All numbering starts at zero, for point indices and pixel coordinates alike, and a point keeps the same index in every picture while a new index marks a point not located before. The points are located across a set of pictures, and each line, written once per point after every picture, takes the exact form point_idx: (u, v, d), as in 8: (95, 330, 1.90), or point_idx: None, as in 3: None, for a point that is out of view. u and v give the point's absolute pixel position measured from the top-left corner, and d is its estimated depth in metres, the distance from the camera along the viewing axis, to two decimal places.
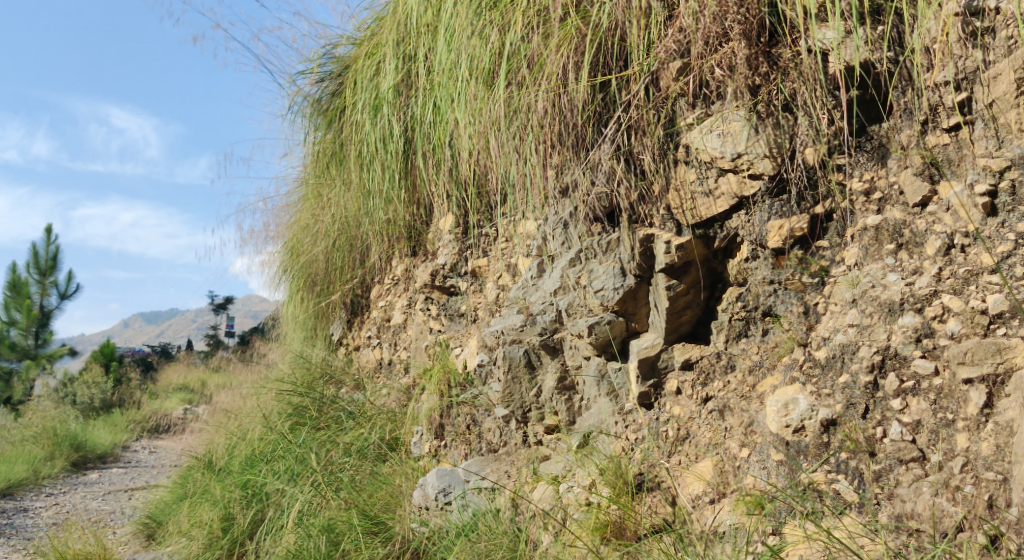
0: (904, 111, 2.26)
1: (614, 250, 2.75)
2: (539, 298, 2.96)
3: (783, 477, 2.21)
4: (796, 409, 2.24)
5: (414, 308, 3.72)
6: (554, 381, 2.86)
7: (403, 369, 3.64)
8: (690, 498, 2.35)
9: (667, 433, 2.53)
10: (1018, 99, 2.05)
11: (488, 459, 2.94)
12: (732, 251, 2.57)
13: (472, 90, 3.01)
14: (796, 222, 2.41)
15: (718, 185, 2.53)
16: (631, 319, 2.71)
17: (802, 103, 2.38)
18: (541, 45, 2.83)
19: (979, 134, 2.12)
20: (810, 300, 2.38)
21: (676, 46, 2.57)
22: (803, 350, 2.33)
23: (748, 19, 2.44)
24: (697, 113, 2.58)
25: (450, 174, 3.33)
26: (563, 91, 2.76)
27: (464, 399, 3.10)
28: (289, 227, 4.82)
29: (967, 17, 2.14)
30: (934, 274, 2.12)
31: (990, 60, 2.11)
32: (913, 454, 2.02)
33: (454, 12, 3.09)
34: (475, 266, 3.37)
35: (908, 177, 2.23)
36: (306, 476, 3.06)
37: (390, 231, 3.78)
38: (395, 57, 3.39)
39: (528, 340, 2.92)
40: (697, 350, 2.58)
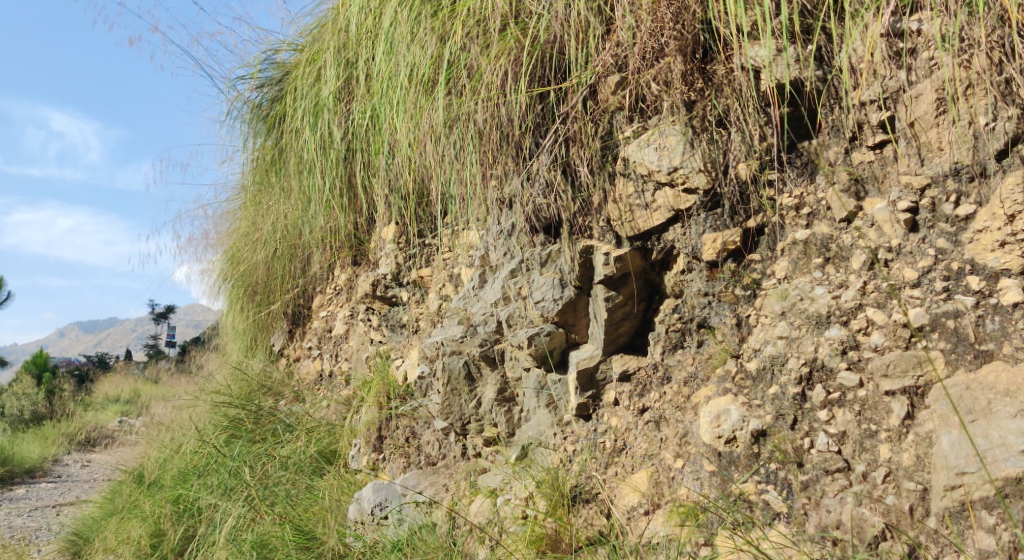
0: (832, 129, 2.32)
1: (554, 261, 2.76)
2: (479, 309, 2.94)
3: (716, 487, 2.22)
4: (728, 420, 2.27)
5: (355, 318, 3.68)
6: (493, 393, 2.83)
7: (343, 381, 3.58)
8: (625, 510, 2.34)
9: (604, 444, 2.53)
10: (938, 119, 2.12)
11: (426, 472, 2.90)
12: (668, 263, 2.60)
13: (412, 98, 2.98)
14: (729, 235, 2.44)
15: (655, 198, 2.56)
16: (570, 330, 2.72)
17: (734, 119, 2.41)
18: (480, 55, 2.83)
19: (902, 152, 2.18)
20: (742, 312, 2.41)
21: (613, 60, 2.60)
22: (735, 361, 2.36)
23: (683, 35, 2.46)
24: (635, 127, 2.60)
25: (390, 182, 3.27)
26: (502, 102, 2.77)
27: (404, 411, 3.07)
28: (229, 235, 4.71)
29: (892, 38, 2.20)
30: (859, 287, 2.17)
31: (912, 80, 2.17)
32: (838, 465, 2.05)
33: (394, 20, 3.07)
34: (417, 276, 3.33)
35: (835, 193, 2.28)
36: (239, 491, 3.02)
37: (331, 240, 3.73)
38: (335, 64, 3.35)
39: (467, 352, 2.90)
40: (634, 361, 2.60)
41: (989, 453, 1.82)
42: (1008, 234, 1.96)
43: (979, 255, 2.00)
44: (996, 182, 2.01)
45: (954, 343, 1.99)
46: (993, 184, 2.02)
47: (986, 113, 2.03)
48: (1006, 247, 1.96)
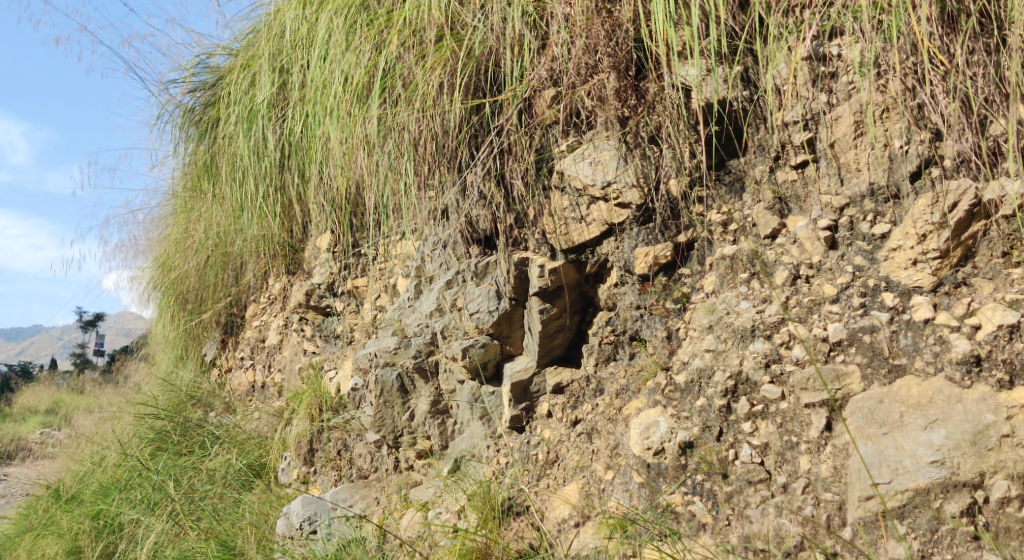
0: (758, 148, 2.38)
1: (490, 273, 2.75)
2: (415, 320, 2.91)
3: (644, 499, 2.24)
4: (657, 432, 2.30)
5: (289, 328, 3.61)
6: (426, 406, 2.80)
7: (276, 393, 3.51)
8: (556, 522, 2.33)
9: (537, 456, 2.52)
10: (856, 141, 2.19)
11: (357, 486, 2.84)
12: (602, 276, 2.63)
13: (346, 106, 2.93)
14: (660, 250, 2.48)
15: (590, 212, 2.58)
16: (505, 342, 2.73)
17: (666, 135, 2.44)
18: (416, 65, 2.80)
19: (823, 172, 2.25)
20: (672, 325, 2.45)
21: (547, 74, 2.61)
22: (665, 373, 2.39)
23: (616, 52, 2.49)
24: (570, 141, 2.62)
25: (324, 190, 3.21)
26: (437, 113, 2.75)
27: (335, 423, 3.01)
28: (160, 242, 4.57)
29: (815, 61, 2.25)
30: (782, 302, 2.22)
31: (832, 102, 2.23)
32: (760, 476, 2.09)
33: (330, 28, 3.03)
34: (352, 286, 3.28)
35: (760, 211, 2.35)
36: (164, 506, 2.94)
37: (264, 249, 3.64)
38: (269, 70, 3.30)
39: (401, 363, 2.87)
40: (568, 374, 2.61)
41: (900, 464, 1.90)
42: (919, 252, 2.05)
43: (894, 272, 2.09)
44: (910, 203, 2.10)
45: (869, 357, 2.06)
46: (906, 205, 2.10)
47: (901, 136, 2.12)
48: (918, 265, 2.05)
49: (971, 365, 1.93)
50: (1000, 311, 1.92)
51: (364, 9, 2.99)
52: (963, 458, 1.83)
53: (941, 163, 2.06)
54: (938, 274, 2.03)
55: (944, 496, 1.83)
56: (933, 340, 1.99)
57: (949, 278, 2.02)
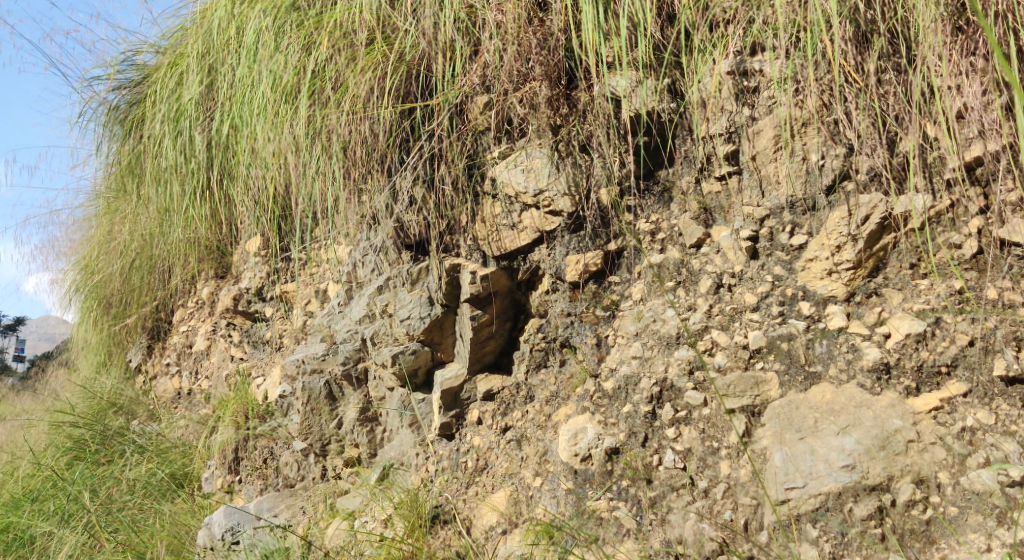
0: (684, 159, 2.43)
1: (422, 279, 2.72)
2: (344, 326, 2.84)
3: (570, 506, 2.23)
4: (585, 438, 2.30)
5: (216, 334, 3.51)
6: (355, 413, 2.77)
7: (202, 400, 3.41)
8: (483, 530, 2.32)
9: (466, 464, 2.51)
10: (776, 154, 2.26)
11: (283, 495, 2.78)
12: (534, 283, 2.63)
13: (274, 107, 2.88)
14: (590, 258, 2.50)
15: (522, 219, 2.58)
16: (436, 349, 2.69)
17: (596, 145, 2.47)
18: (346, 67, 2.76)
19: (745, 184, 2.31)
20: (601, 333, 2.47)
21: (479, 81, 2.60)
22: (594, 380, 2.41)
23: (548, 61, 2.49)
24: (503, 148, 2.62)
25: (252, 193, 3.14)
26: (366, 116, 2.71)
27: (262, 431, 2.94)
28: (83, 244, 4.41)
29: (737, 76, 2.31)
30: (705, 310, 2.28)
31: (754, 116, 2.29)
32: (683, 481, 2.12)
33: (260, 29, 2.97)
34: (281, 291, 3.21)
35: (686, 220, 2.39)
36: (78, 517, 2.82)
37: (191, 253, 3.54)
38: (197, 69, 3.22)
39: (329, 370, 2.82)
40: (499, 381, 2.60)
41: (814, 468, 1.95)
42: (834, 263, 2.13)
43: (810, 282, 2.17)
44: (825, 215, 2.17)
45: (787, 364, 2.12)
46: (822, 216, 2.18)
47: (817, 151, 2.19)
48: (833, 276, 2.13)
49: (881, 372, 2.01)
50: (908, 320, 2.02)
51: (294, 9, 2.93)
52: (873, 462, 1.90)
53: (855, 177, 2.13)
54: (852, 284, 2.11)
55: (854, 500, 1.88)
56: (846, 348, 2.07)
57: (861, 288, 2.10)
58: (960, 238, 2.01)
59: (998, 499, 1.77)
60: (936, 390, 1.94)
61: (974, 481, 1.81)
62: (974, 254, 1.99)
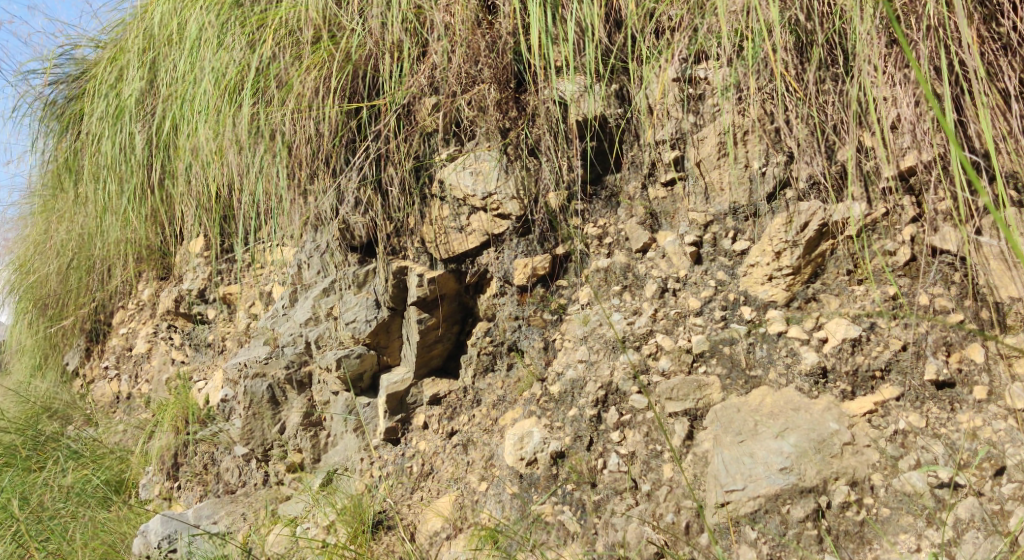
0: (631, 164, 2.45)
1: (369, 282, 2.68)
2: (288, 329, 2.78)
3: (515, 510, 2.23)
4: (531, 442, 2.30)
5: (157, 336, 3.42)
6: (298, 418, 2.72)
7: (142, 405, 3.32)
8: (427, 535, 2.29)
9: (412, 469, 2.48)
10: (720, 160, 2.29)
11: (223, 501, 2.73)
12: (482, 286, 2.62)
13: (216, 104, 2.81)
14: (538, 262, 2.50)
15: (470, 222, 2.57)
16: (383, 352, 2.66)
17: (545, 149, 2.46)
18: (291, 66, 2.72)
19: (690, 190, 2.34)
20: (549, 336, 2.48)
21: (428, 82, 2.57)
22: (541, 384, 2.41)
23: (497, 64, 2.48)
24: (451, 150, 2.59)
25: (194, 192, 3.06)
26: (311, 115, 2.66)
27: (203, 436, 2.87)
28: (17, 243, 4.25)
29: (683, 83, 2.33)
30: (650, 314, 2.30)
31: (699, 123, 2.32)
32: (626, 484, 2.13)
33: (203, 25, 2.90)
34: (224, 293, 3.13)
35: (632, 225, 2.41)
36: (6, 526, 2.71)
37: (130, 253, 3.44)
38: (137, 65, 3.14)
39: (272, 374, 2.75)
40: (446, 385, 2.59)
41: (753, 471, 1.97)
42: (774, 269, 2.17)
43: (752, 287, 2.20)
44: (767, 222, 2.21)
45: (728, 368, 2.16)
46: (764, 223, 2.21)
47: (759, 158, 2.22)
48: (773, 281, 2.17)
49: (818, 376, 2.05)
50: (844, 325, 2.06)
51: (237, 6, 2.87)
52: (809, 465, 1.93)
53: (795, 185, 2.17)
54: (791, 289, 2.15)
55: (791, 502, 1.91)
56: (786, 352, 2.11)
57: (800, 294, 2.14)
58: (893, 246, 2.05)
59: (927, 500, 1.82)
60: (870, 394, 1.99)
61: (905, 483, 1.86)
62: (907, 261, 2.03)
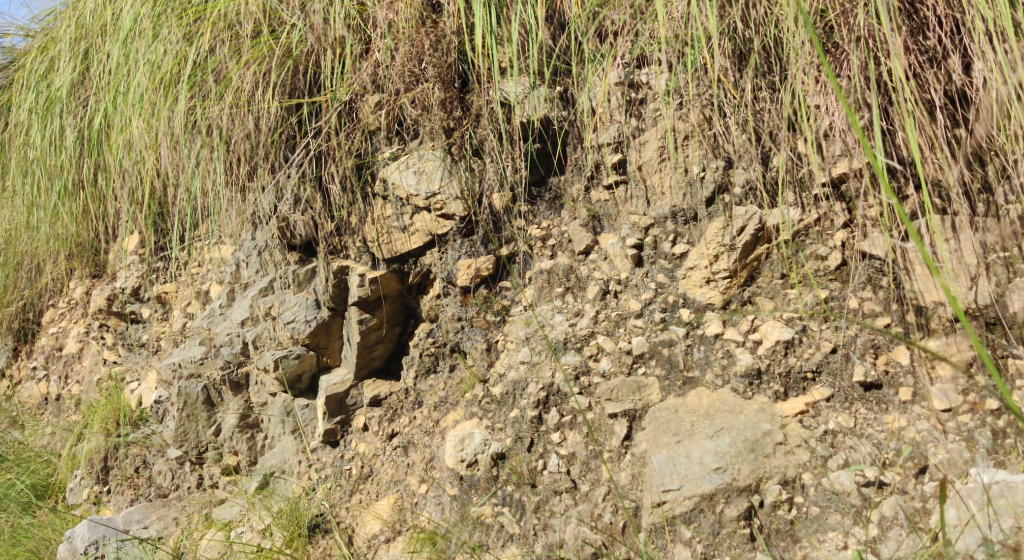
0: (575, 167, 2.46)
1: (309, 281, 2.64)
2: (224, 329, 2.71)
3: (455, 512, 2.21)
4: (471, 444, 2.29)
5: (89, 336, 3.31)
6: (234, 420, 2.66)
7: (72, 406, 3.21)
8: (365, 538, 2.26)
9: (350, 471, 2.44)
10: (661, 164, 2.32)
11: (154, 505, 2.67)
12: (425, 287, 2.60)
13: (151, 97, 2.74)
14: (482, 262, 2.49)
15: (413, 222, 2.54)
16: (323, 353, 2.62)
17: (489, 150, 2.46)
18: (230, 60, 2.67)
19: (632, 193, 2.37)
20: (492, 338, 2.47)
21: (370, 79, 2.54)
22: (482, 386, 2.40)
23: (441, 63, 2.45)
24: (394, 148, 2.57)
25: (127, 187, 2.97)
26: (250, 110, 2.62)
27: (135, 439, 2.79)
28: None
29: (625, 87, 2.35)
30: (592, 316, 2.32)
31: (641, 127, 2.34)
32: (566, 485, 2.13)
33: (137, 16, 2.81)
34: (159, 292, 3.04)
35: (575, 227, 2.42)
36: None
37: (59, 250, 3.31)
38: (69, 55, 3.05)
39: (207, 375, 2.69)
40: (386, 386, 2.56)
41: (689, 471, 1.99)
42: (711, 272, 2.21)
43: (691, 290, 2.23)
44: (706, 225, 2.24)
45: (667, 370, 2.18)
46: (703, 227, 2.25)
47: (699, 163, 2.26)
48: (711, 284, 2.21)
49: (753, 378, 2.09)
50: (778, 328, 2.10)
51: None
52: (743, 465, 1.96)
53: (732, 190, 2.22)
54: (727, 292, 2.19)
55: (726, 501, 1.94)
56: (722, 354, 2.15)
57: (736, 296, 2.19)
58: (825, 251, 2.11)
59: (854, 499, 1.87)
60: (802, 395, 2.04)
61: (834, 482, 1.90)
62: (838, 266, 2.09)
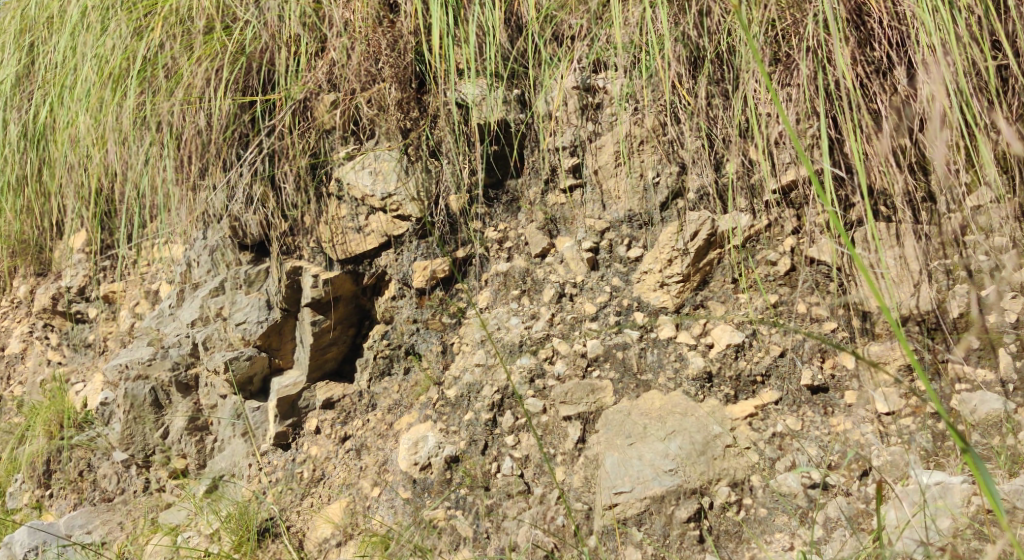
0: (532, 170, 2.46)
1: (260, 282, 2.61)
2: (173, 329, 2.67)
3: (407, 515, 2.19)
4: (425, 447, 2.27)
5: (32, 336, 3.22)
6: (183, 422, 2.60)
7: (13, 408, 3.11)
8: (316, 542, 2.23)
9: (302, 474, 2.41)
10: (616, 169, 2.34)
11: (98, 510, 2.62)
12: (380, 288, 2.57)
13: (98, 92, 2.67)
14: (438, 264, 2.48)
15: (369, 222, 2.52)
16: (274, 354, 2.57)
17: (446, 151, 2.45)
18: (181, 55, 2.62)
19: (589, 197, 2.37)
20: (447, 340, 2.45)
21: (325, 78, 2.52)
22: (437, 388, 2.39)
23: (398, 63, 2.43)
24: (349, 148, 2.55)
25: (73, 184, 2.89)
26: (202, 107, 2.58)
27: (78, 441, 2.71)
28: None
29: (582, 92, 2.37)
30: (547, 319, 2.32)
31: (597, 131, 2.36)
32: (519, 488, 2.13)
33: (85, 9, 2.74)
34: (107, 291, 2.97)
35: (532, 230, 2.43)
36: None
37: (2, 246, 3.20)
38: (14, 48, 2.98)
39: (155, 377, 2.61)
40: (339, 389, 2.53)
41: (641, 473, 2.01)
42: (665, 276, 2.23)
43: (645, 294, 2.25)
44: (659, 230, 2.27)
45: (621, 373, 2.20)
46: (657, 231, 2.27)
47: (653, 169, 2.28)
48: (665, 288, 2.23)
49: (704, 380, 2.12)
50: (728, 331, 2.14)
51: None
52: (693, 467, 1.98)
53: (686, 196, 2.24)
54: (680, 296, 2.21)
55: (676, 503, 1.95)
56: (675, 357, 2.17)
57: (690, 300, 2.21)
58: (775, 256, 2.14)
59: (801, 500, 1.90)
60: (751, 398, 2.07)
61: (781, 483, 1.93)
62: (787, 271, 2.13)
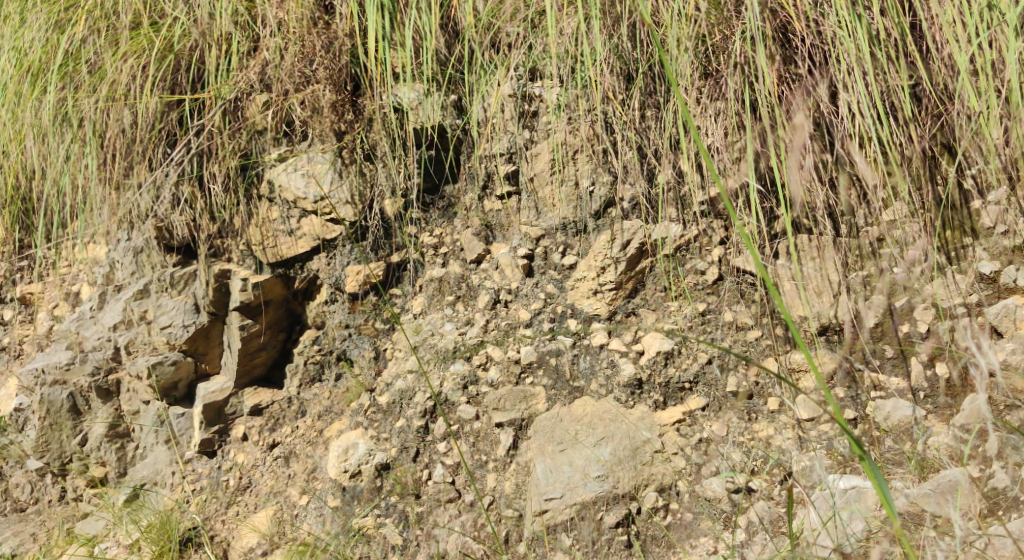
0: (468, 175, 2.46)
1: (188, 285, 2.51)
2: (94, 333, 2.55)
3: (336, 524, 2.16)
4: (355, 454, 2.24)
5: None
6: (103, 429, 2.51)
7: None
8: (241, 552, 2.19)
9: (228, 482, 2.36)
10: (551, 177, 2.35)
11: (10, 521, 2.52)
12: (311, 292, 2.53)
13: (17, 86, 2.57)
14: (373, 268, 2.45)
15: (301, 226, 2.48)
16: (201, 359, 2.49)
17: (381, 155, 2.43)
18: (105, 50, 2.54)
19: (524, 204, 2.39)
20: (380, 345, 2.44)
21: (258, 78, 2.49)
22: (369, 395, 2.36)
23: (332, 65, 2.41)
24: (281, 149, 2.50)
25: None
26: (127, 105, 2.50)
27: None
28: None
29: (518, 99, 2.37)
30: (481, 325, 2.32)
31: (533, 139, 2.37)
32: (450, 495, 2.12)
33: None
34: (24, 293, 2.85)
35: (468, 236, 2.42)
36: None
37: None
38: None
39: (74, 382, 2.53)
40: (268, 395, 2.47)
41: (571, 479, 2.01)
42: (598, 284, 2.26)
43: (578, 300, 2.28)
44: (593, 238, 2.29)
45: (554, 380, 2.21)
46: (591, 239, 2.29)
47: (588, 177, 2.30)
48: (598, 295, 2.26)
49: (635, 387, 2.15)
50: (658, 339, 2.17)
51: None
52: (622, 473, 2.00)
53: (619, 205, 2.27)
54: (613, 304, 2.24)
55: (605, 509, 1.96)
56: (606, 364, 2.19)
57: (622, 307, 2.24)
58: (704, 266, 2.18)
59: (724, 505, 1.95)
60: (679, 404, 2.12)
61: (706, 489, 1.98)
62: (715, 281, 2.17)
